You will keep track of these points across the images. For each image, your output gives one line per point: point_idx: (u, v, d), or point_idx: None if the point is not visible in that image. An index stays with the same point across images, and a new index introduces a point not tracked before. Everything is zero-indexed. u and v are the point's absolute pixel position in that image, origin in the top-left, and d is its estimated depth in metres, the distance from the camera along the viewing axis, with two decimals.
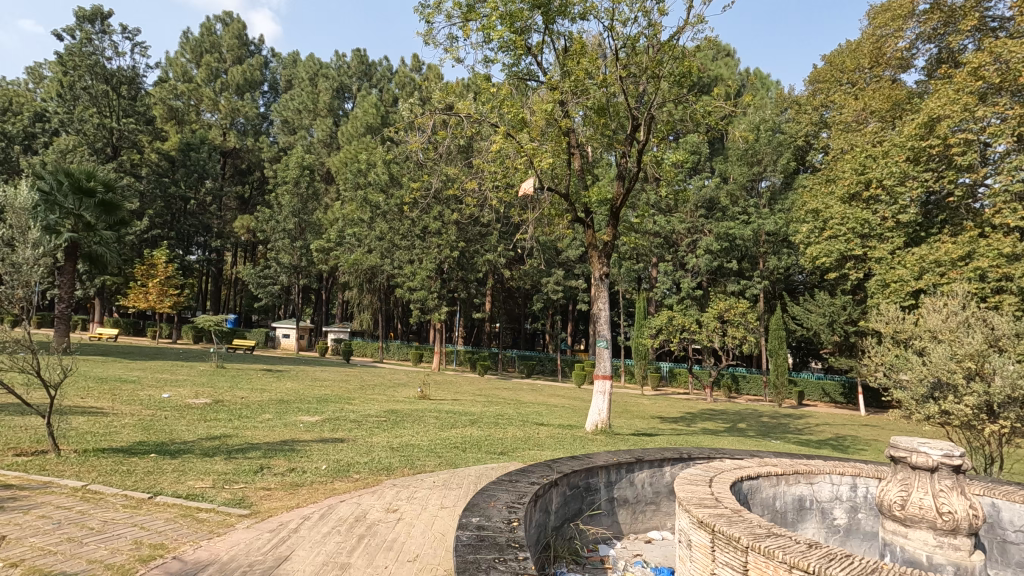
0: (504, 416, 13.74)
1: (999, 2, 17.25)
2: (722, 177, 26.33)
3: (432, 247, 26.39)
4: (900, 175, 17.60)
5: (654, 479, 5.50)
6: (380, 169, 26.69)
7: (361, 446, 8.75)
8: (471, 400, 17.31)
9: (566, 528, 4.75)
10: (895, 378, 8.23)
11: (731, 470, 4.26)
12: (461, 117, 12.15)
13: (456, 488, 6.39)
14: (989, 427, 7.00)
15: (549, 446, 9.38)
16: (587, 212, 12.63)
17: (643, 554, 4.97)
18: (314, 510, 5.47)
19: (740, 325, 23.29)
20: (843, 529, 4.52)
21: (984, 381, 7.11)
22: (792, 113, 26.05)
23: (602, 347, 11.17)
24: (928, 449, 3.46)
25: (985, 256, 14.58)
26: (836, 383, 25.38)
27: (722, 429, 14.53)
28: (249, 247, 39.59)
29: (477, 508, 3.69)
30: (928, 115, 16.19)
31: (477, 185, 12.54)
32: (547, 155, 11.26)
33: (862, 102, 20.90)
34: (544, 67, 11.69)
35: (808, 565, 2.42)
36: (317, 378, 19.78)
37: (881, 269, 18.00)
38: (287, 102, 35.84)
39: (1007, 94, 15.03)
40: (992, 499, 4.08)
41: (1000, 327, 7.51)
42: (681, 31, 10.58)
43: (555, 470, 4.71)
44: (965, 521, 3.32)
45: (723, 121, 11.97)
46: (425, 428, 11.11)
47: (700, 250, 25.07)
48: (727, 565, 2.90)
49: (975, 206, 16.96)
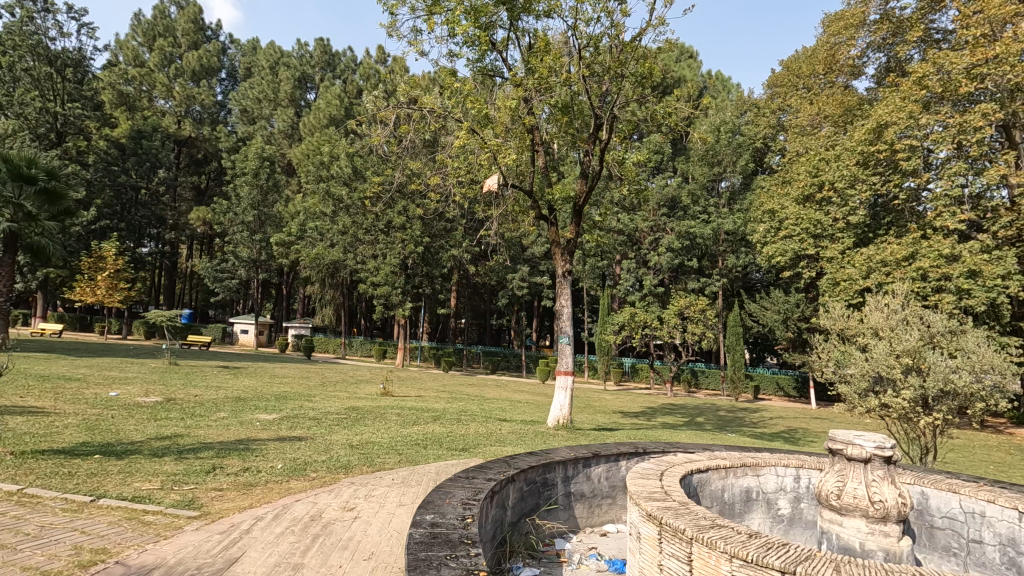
0: (467, 412, 13.78)
1: (943, 15, 18.21)
2: (683, 177, 26.82)
3: (396, 242, 26.09)
4: (850, 179, 18.16)
5: (610, 473, 5.61)
6: (343, 163, 26.29)
7: (320, 444, 8.61)
8: (435, 396, 17.26)
9: (523, 523, 4.80)
10: (840, 372, 8.62)
11: (682, 464, 4.39)
12: (425, 111, 12.15)
13: (415, 486, 6.36)
14: (924, 419, 7.40)
15: (510, 442, 9.45)
16: (551, 209, 12.62)
17: (598, 547, 5.06)
18: (268, 509, 5.37)
19: (700, 321, 23.97)
20: (787, 519, 4.71)
21: (920, 375, 7.52)
22: (750, 116, 26.75)
23: (564, 343, 11.30)
24: (862, 441, 3.64)
25: (927, 257, 15.39)
26: (790, 377, 26.40)
27: (681, 423, 14.88)
28: (205, 240, 38.25)
29: (432, 505, 3.69)
30: (877, 121, 16.90)
31: (440, 180, 12.41)
32: (510, 152, 11.28)
33: (817, 107, 21.62)
34: (508, 63, 11.71)
35: (746, 554, 2.54)
36: (276, 375, 19.36)
37: (832, 268, 18.64)
38: (246, 90, 34.65)
39: (948, 103, 16.18)
40: (921, 487, 4.33)
41: (937, 325, 7.93)
42: (643, 32, 10.74)
43: (512, 466, 4.76)
44: (893, 508, 3.52)
45: (684, 122, 12.16)
46: (387, 425, 11.03)
47: (662, 249, 25.54)
48: (673, 557, 2.98)
49: (918, 208, 17.79)
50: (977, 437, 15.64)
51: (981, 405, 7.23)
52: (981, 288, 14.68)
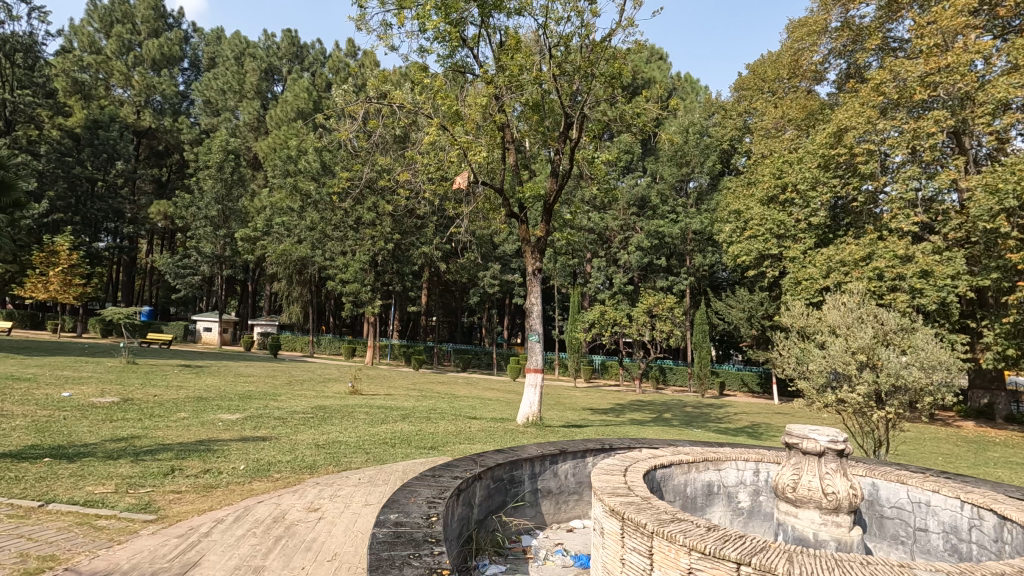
0: (437, 410, 13.72)
1: (900, 25, 18.96)
2: (653, 177, 27.15)
3: (366, 238, 25.75)
4: (812, 181, 18.70)
5: (577, 469, 5.66)
6: (311, 157, 25.83)
7: (285, 444, 8.44)
8: (405, 394, 17.15)
9: (490, 520, 4.81)
10: (800, 369, 8.89)
11: (646, 459, 4.46)
12: (395, 107, 12.00)
13: (382, 485, 6.32)
14: (878, 413, 7.71)
15: (479, 440, 9.46)
16: (521, 207, 12.60)
17: (564, 542, 5.11)
18: (228, 511, 5.24)
19: (668, 319, 24.42)
20: (746, 512, 4.82)
21: (874, 370, 7.82)
22: (718, 118, 27.28)
23: (534, 341, 11.30)
24: (817, 435, 3.77)
25: (883, 257, 16.03)
26: (754, 373, 27.10)
27: (649, 420, 15.12)
28: (166, 234, 37.03)
29: (396, 503, 3.67)
30: (837, 125, 17.53)
31: (410, 177, 12.25)
32: (480, 149, 11.25)
33: (781, 110, 22.22)
34: (480, 60, 11.70)
35: (704, 547, 2.60)
36: (241, 374, 18.88)
37: (794, 267, 19.13)
38: (210, 81, 33.51)
39: (904, 110, 16.89)
40: (873, 479, 4.49)
41: (890, 323, 8.23)
42: (613, 33, 10.86)
43: (479, 463, 4.76)
44: (845, 499, 3.66)
45: (652, 123, 12.30)
46: (354, 424, 10.87)
47: (632, 247, 25.85)
48: (635, 551, 3.03)
49: (875, 210, 18.46)
50: (927, 430, 16.36)
51: (929, 399, 7.58)
52: (933, 288, 15.34)
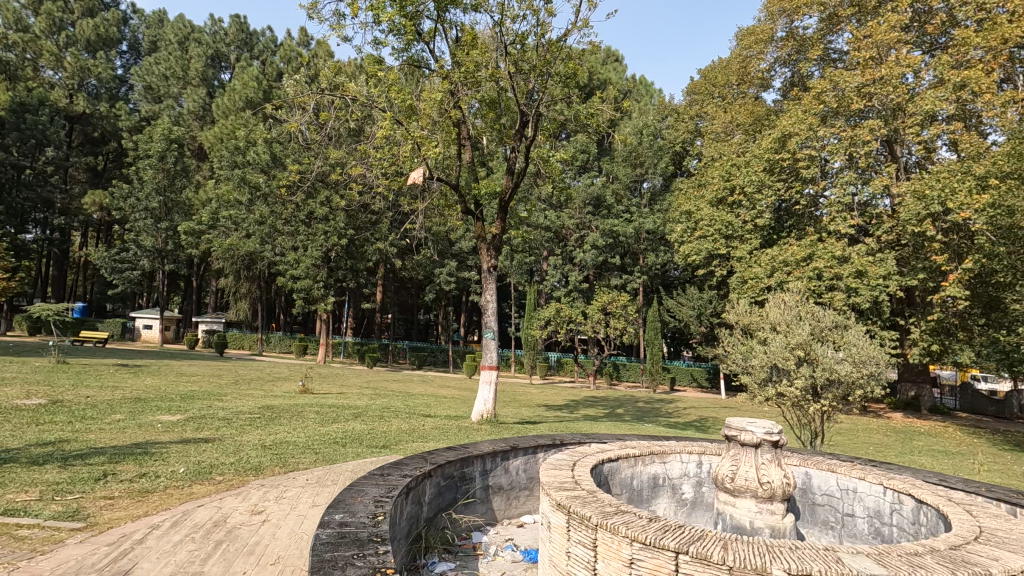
0: (391, 408, 13.54)
1: (840, 37, 19.97)
2: (609, 176, 27.56)
3: (319, 233, 25.11)
4: (758, 184, 19.40)
5: (529, 465, 5.71)
6: (261, 149, 24.94)
7: (229, 446, 8.15)
8: (358, 393, 16.83)
9: (439, 518, 4.78)
10: (743, 364, 9.25)
11: (594, 454, 4.55)
12: (348, 100, 11.72)
13: (330, 485, 6.18)
14: (814, 406, 8.11)
15: (433, 438, 9.42)
16: (477, 205, 12.59)
17: (515, 538, 5.15)
18: (165, 517, 5.02)
19: (621, 316, 24.92)
20: (690, 503, 4.97)
21: (810, 365, 8.23)
22: (671, 121, 27.90)
23: (489, 338, 11.29)
24: (754, 428, 3.94)
25: (822, 258, 16.87)
26: (703, 369, 28.03)
27: (602, 415, 15.36)
28: (103, 227, 34.98)
29: (342, 503, 3.60)
30: (782, 131, 18.28)
31: (363, 171, 11.96)
32: (435, 145, 11.10)
33: (730, 115, 22.98)
34: (436, 55, 11.59)
35: (645, 537, 2.68)
36: (183, 373, 18.07)
37: (741, 267, 19.77)
38: (150, 66, 31.78)
39: (843, 118, 17.81)
40: (806, 468, 4.72)
41: (825, 320, 8.66)
42: (569, 33, 10.96)
43: (429, 462, 4.73)
44: (779, 488, 3.83)
45: (606, 123, 12.50)
46: (304, 424, 10.59)
47: (587, 246, 26.19)
48: (580, 544, 3.09)
49: (816, 213, 19.36)
50: (860, 421, 17.33)
51: (861, 392, 8.03)
52: (867, 287, 16.22)
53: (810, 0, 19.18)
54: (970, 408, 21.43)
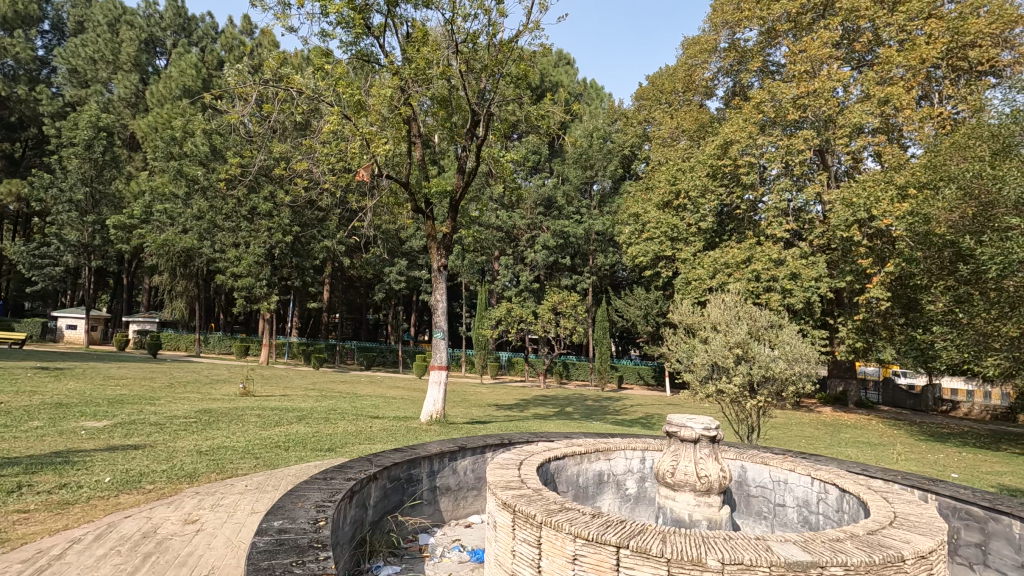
0: (337, 410, 13.20)
1: (778, 51, 20.98)
2: (560, 178, 27.86)
3: (261, 229, 24.16)
4: (702, 188, 20.06)
5: (476, 465, 5.71)
6: (199, 140, 23.77)
7: (161, 452, 7.73)
8: (302, 395, 16.32)
9: (385, 521, 4.70)
10: (686, 362, 9.58)
11: (541, 452, 4.60)
12: (293, 92, 11.32)
13: (271, 490, 5.97)
14: (751, 402, 8.50)
15: (380, 440, 9.25)
16: (427, 203, 12.46)
17: (461, 538, 5.13)
18: (89, 530, 4.71)
19: (571, 316, 25.27)
20: (633, 498, 5.10)
21: (747, 363, 8.62)
22: (620, 125, 28.50)
23: (438, 338, 11.23)
24: (693, 424, 4.09)
25: (761, 261, 17.66)
26: (649, 367, 28.81)
27: (552, 414, 15.54)
28: (20, 219, 32.35)
29: (281, 509, 3.48)
30: (724, 138, 19.03)
31: (308, 167, 11.57)
32: (384, 141, 10.88)
33: (676, 121, 23.72)
34: (386, 50, 11.40)
35: (587, 533, 2.73)
36: (111, 376, 16.99)
37: (686, 268, 20.38)
38: (76, 47, 29.61)
39: (779, 128, 18.73)
40: (742, 462, 4.94)
41: (761, 320, 9.09)
42: (520, 34, 11.02)
43: (375, 464, 4.66)
44: (716, 482, 4.00)
45: (556, 125, 12.62)
46: (244, 428, 10.16)
47: (538, 246, 26.39)
48: (525, 542, 3.11)
49: (755, 217, 20.27)
50: (794, 416, 18.28)
51: (793, 388, 8.47)
52: (800, 289, 17.14)
53: (751, 13, 20.04)
54: (891, 401, 23.10)
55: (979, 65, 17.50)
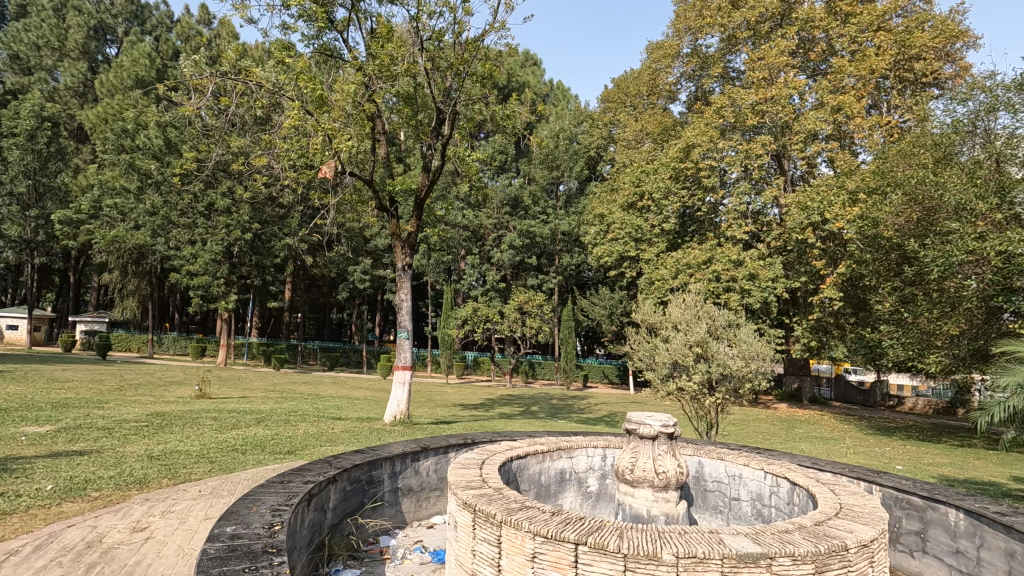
0: (298, 412, 12.90)
1: (738, 57, 21.57)
2: (526, 178, 27.93)
3: (219, 226, 23.39)
4: (665, 190, 20.42)
5: (439, 465, 5.68)
6: (153, 133, 22.87)
7: (109, 458, 7.40)
8: (262, 396, 15.88)
9: (344, 524, 4.63)
10: (648, 361, 9.75)
11: (503, 451, 4.60)
12: (252, 85, 10.97)
13: (226, 495, 5.79)
14: (710, 399, 8.73)
15: (342, 441, 9.09)
16: (392, 202, 12.32)
17: (423, 540, 5.08)
18: (27, 540, 4.48)
19: (537, 316, 25.40)
20: (594, 495, 5.17)
21: (706, 361, 8.84)
22: (586, 126, 28.79)
23: (403, 338, 11.15)
24: (652, 421, 4.17)
25: (721, 263, 18.12)
26: (613, 366, 29.20)
27: (517, 413, 15.59)
28: None
29: (234, 514, 3.38)
30: (687, 142, 19.46)
31: (268, 162, 11.25)
32: (347, 138, 10.67)
33: (641, 124, 24.11)
34: (349, 45, 11.22)
35: (547, 531, 2.76)
36: (56, 379, 16.16)
37: (649, 268, 20.73)
38: (18, 32, 28.03)
39: (739, 133, 19.25)
40: (699, 457, 5.07)
41: (720, 319, 9.32)
42: (486, 33, 11.00)
43: (334, 466, 4.58)
44: (673, 477, 4.08)
45: (522, 125, 12.65)
46: (199, 431, 9.82)
47: (504, 246, 26.40)
48: (485, 541, 3.12)
49: (715, 220, 20.77)
50: (752, 413, 18.81)
51: (749, 385, 8.74)
52: (758, 289, 17.67)
53: (713, 20, 20.55)
54: (842, 397, 24.04)
55: (923, 76, 18.48)
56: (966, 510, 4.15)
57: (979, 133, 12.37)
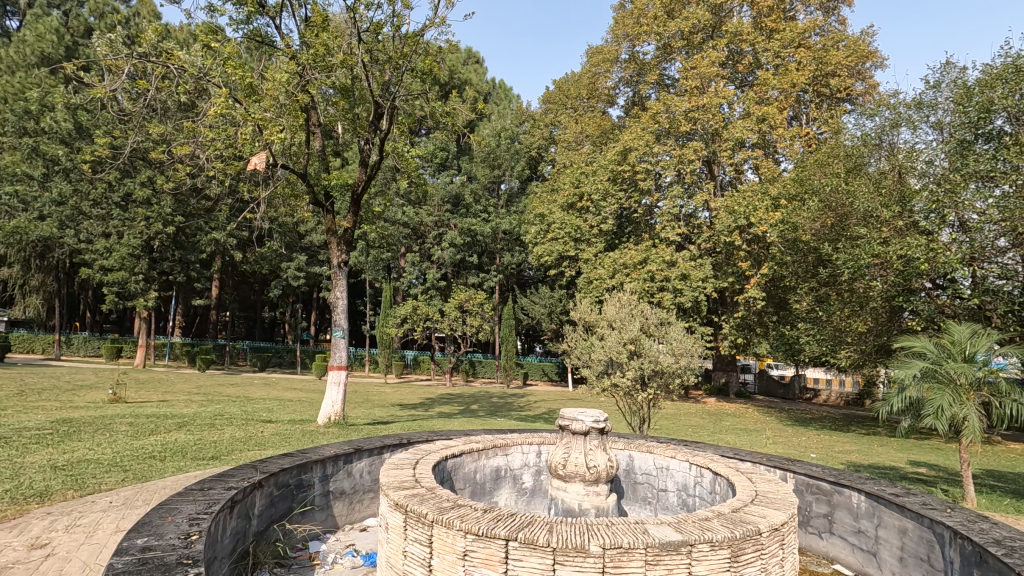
0: (224, 415, 12.25)
1: (672, 66, 22.40)
2: (468, 176, 27.77)
3: (137, 218, 21.82)
4: (603, 192, 20.90)
5: (372, 467, 5.58)
6: (60, 115, 21.04)
7: (4, 470, 6.74)
8: (184, 399, 14.99)
9: (271, 531, 4.45)
10: (585, 358, 9.94)
11: (438, 451, 4.57)
12: (173, 69, 10.28)
13: (141, 505, 5.42)
14: (642, 394, 9.04)
15: (272, 445, 8.72)
16: (327, 197, 11.91)
17: (355, 543, 4.96)
18: None
19: (477, 314, 25.37)
20: (529, 491, 5.23)
21: (639, 357, 9.14)
22: (527, 126, 28.98)
23: (338, 337, 10.78)
24: (583, 417, 4.25)
25: (655, 263, 18.75)
26: (553, 364, 29.62)
27: (456, 412, 15.49)
28: None
29: (147, 525, 3.18)
30: (624, 145, 20.01)
31: (192, 151, 10.58)
32: (279, 129, 10.20)
33: (580, 126, 24.54)
34: (282, 33, 10.78)
35: (478, 528, 2.76)
36: None
37: (588, 268, 21.15)
38: None
39: (673, 138, 19.97)
40: (629, 452, 5.24)
41: (652, 317, 9.65)
42: (426, 29, 10.86)
43: (260, 471, 4.40)
44: (604, 471, 4.20)
45: (462, 123, 12.55)
46: (111, 438, 9.11)
47: (445, 244, 26.15)
48: (416, 542, 3.08)
49: (651, 221, 21.47)
50: (683, 407, 19.62)
51: (679, 381, 9.12)
52: (689, 289, 18.45)
53: (649, 28, 21.27)
54: (764, 391, 25.50)
55: (838, 92, 19.93)
56: (866, 493, 4.51)
57: (883, 146, 13.77)
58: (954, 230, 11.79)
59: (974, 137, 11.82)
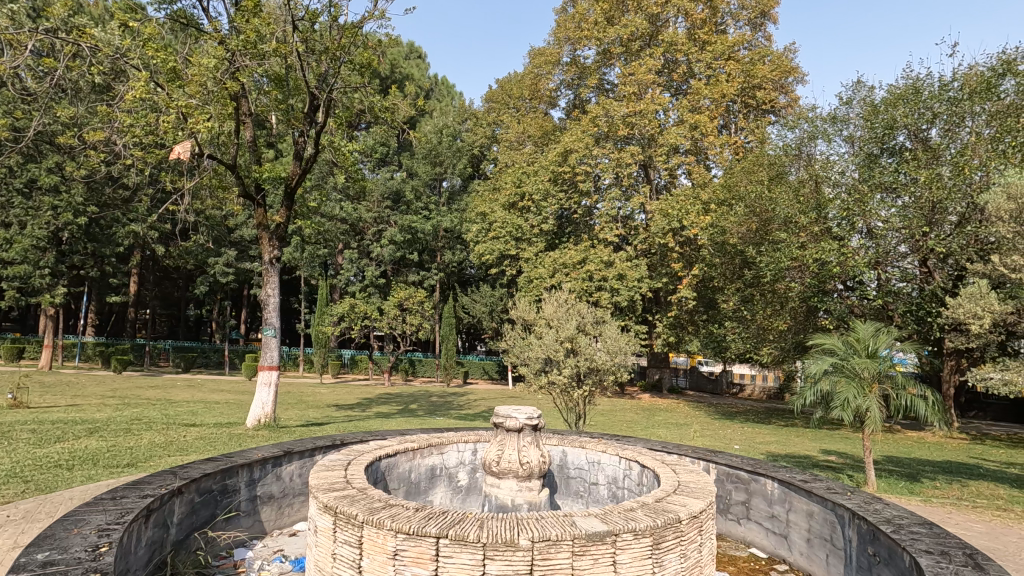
0: (142, 420, 11.49)
1: (612, 71, 23.01)
2: (408, 172, 27.33)
3: (42, 207, 20.03)
4: (544, 192, 21.16)
5: (303, 470, 5.43)
6: None
7: None
8: (98, 404, 13.92)
9: (191, 540, 4.24)
10: (523, 356, 10.05)
11: (371, 451, 4.52)
12: (84, 48, 9.50)
13: (43, 518, 5.00)
14: (578, 391, 9.25)
15: (195, 450, 8.27)
16: (258, 190, 11.39)
17: (284, 549, 4.80)
18: None
19: (417, 313, 25.05)
20: (464, 489, 5.25)
21: (576, 355, 9.36)
22: (470, 124, 28.84)
23: (269, 336, 10.36)
24: (517, 414, 4.31)
25: (594, 263, 19.20)
26: (493, 362, 29.70)
27: (394, 412, 15.25)
28: None
29: (49, 539, 2.96)
30: (565, 147, 20.33)
31: (105, 137, 9.82)
32: (206, 117, 9.66)
33: (522, 126, 24.72)
34: (210, 16, 10.25)
35: (410, 527, 2.77)
36: None
37: (528, 267, 21.36)
38: None
39: (612, 141, 20.50)
40: (562, 447, 5.37)
41: (588, 315, 9.89)
42: (365, 20, 10.63)
43: (180, 477, 4.18)
44: (536, 466, 4.29)
45: (402, 118, 12.32)
46: (9, 447, 8.33)
47: (384, 240, 25.65)
48: (346, 543, 3.04)
49: (590, 222, 21.94)
50: (619, 403, 20.21)
51: (613, 378, 9.40)
52: (626, 288, 18.99)
53: (590, 33, 21.86)
54: (693, 386, 26.73)
55: (763, 104, 21.18)
56: (778, 480, 4.84)
57: (802, 156, 14.64)
58: (862, 236, 12.77)
59: (880, 151, 13.12)
